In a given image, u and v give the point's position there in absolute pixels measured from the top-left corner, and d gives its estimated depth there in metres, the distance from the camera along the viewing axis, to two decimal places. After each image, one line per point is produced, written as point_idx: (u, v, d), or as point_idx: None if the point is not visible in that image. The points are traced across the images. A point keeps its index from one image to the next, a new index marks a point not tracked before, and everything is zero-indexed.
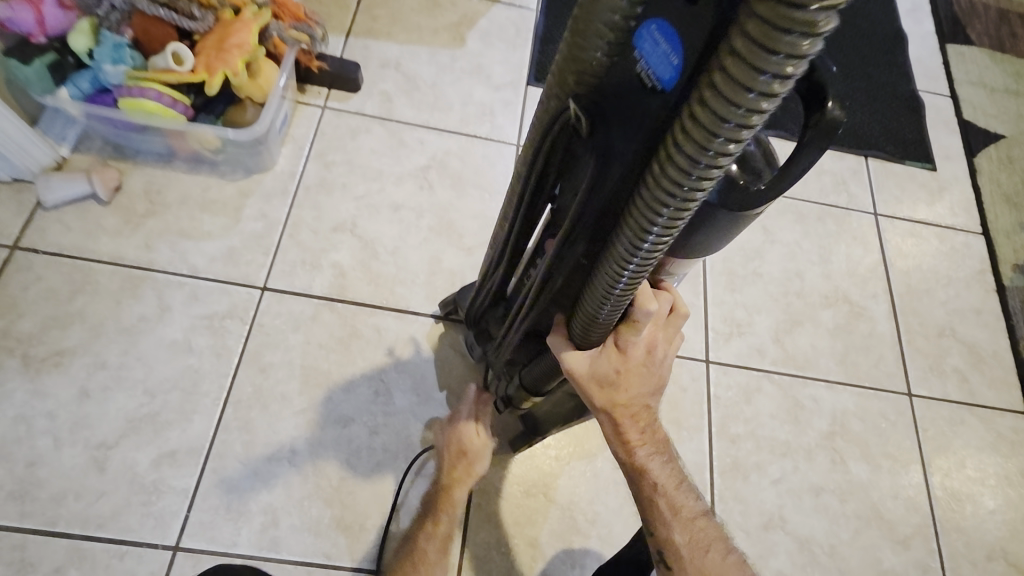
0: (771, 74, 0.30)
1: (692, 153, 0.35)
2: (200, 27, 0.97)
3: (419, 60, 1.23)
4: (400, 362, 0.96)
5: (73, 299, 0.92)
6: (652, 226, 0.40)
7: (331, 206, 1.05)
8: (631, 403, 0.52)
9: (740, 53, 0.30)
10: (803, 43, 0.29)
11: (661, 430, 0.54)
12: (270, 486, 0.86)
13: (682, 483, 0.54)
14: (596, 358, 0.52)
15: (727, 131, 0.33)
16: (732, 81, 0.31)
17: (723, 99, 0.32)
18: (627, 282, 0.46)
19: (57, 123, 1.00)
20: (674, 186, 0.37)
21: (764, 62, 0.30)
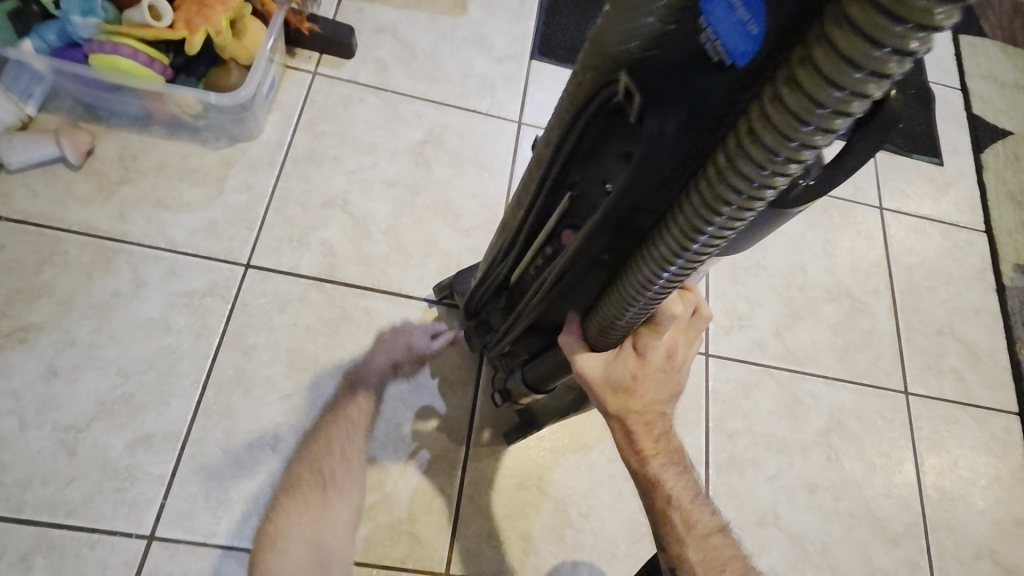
0: (891, 49, 0.27)
1: (779, 136, 0.32)
2: None
3: (417, 27, 1.15)
4: (392, 347, 0.92)
5: (40, 271, 0.86)
6: (716, 217, 0.37)
7: (320, 180, 0.99)
8: (646, 411, 0.48)
9: (858, 27, 0.27)
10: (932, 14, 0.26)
11: (674, 438, 0.51)
12: (252, 474, 0.82)
13: (695, 495, 0.50)
14: (612, 361, 0.49)
15: (822, 116, 0.30)
16: (842, 61, 0.28)
17: (826, 81, 0.29)
18: (670, 277, 0.42)
19: (22, 79, 0.92)
20: (749, 178, 0.34)
21: (888, 34, 0.26)
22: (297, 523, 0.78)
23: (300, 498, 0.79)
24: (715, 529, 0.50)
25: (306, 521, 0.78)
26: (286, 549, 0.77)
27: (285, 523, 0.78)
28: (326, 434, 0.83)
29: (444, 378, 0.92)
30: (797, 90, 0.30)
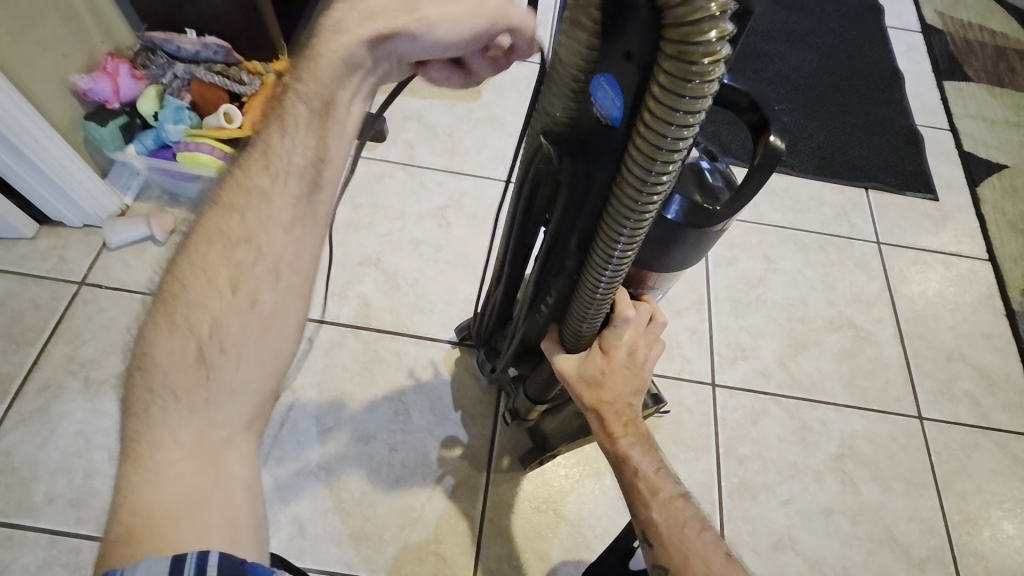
0: (683, 112, 0.37)
1: (639, 176, 0.42)
2: (248, 90, 1.12)
3: (439, 112, 1.35)
4: (419, 384, 1.03)
5: (130, 328, 1.03)
6: (618, 239, 0.47)
7: (358, 243, 1.16)
8: (615, 400, 0.58)
9: (658, 99, 0.37)
10: (702, 87, 0.35)
11: (643, 423, 0.60)
12: (297, 498, 0.93)
13: (661, 470, 0.57)
14: (584, 361, 0.60)
15: (662, 156, 0.40)
16: (658, 118, 0.38)
17: (654, 132, 0.39)
18: (605, 288, 0.52)
19: (123, 175, 1.14)
20: (631, 203, 0.44)
21: (676, 103, 0.36)
22: (175, 418, 0.43)
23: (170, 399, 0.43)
24: (680, 497, 0.56)
25: (180, 406, 0.43)
26: (171, 454, 0.42)
27: (150, 422, 0.43)
28: (180, 293, 0.44)
29: (465, 410, 1.02)
30: (639, 139, 0.40)
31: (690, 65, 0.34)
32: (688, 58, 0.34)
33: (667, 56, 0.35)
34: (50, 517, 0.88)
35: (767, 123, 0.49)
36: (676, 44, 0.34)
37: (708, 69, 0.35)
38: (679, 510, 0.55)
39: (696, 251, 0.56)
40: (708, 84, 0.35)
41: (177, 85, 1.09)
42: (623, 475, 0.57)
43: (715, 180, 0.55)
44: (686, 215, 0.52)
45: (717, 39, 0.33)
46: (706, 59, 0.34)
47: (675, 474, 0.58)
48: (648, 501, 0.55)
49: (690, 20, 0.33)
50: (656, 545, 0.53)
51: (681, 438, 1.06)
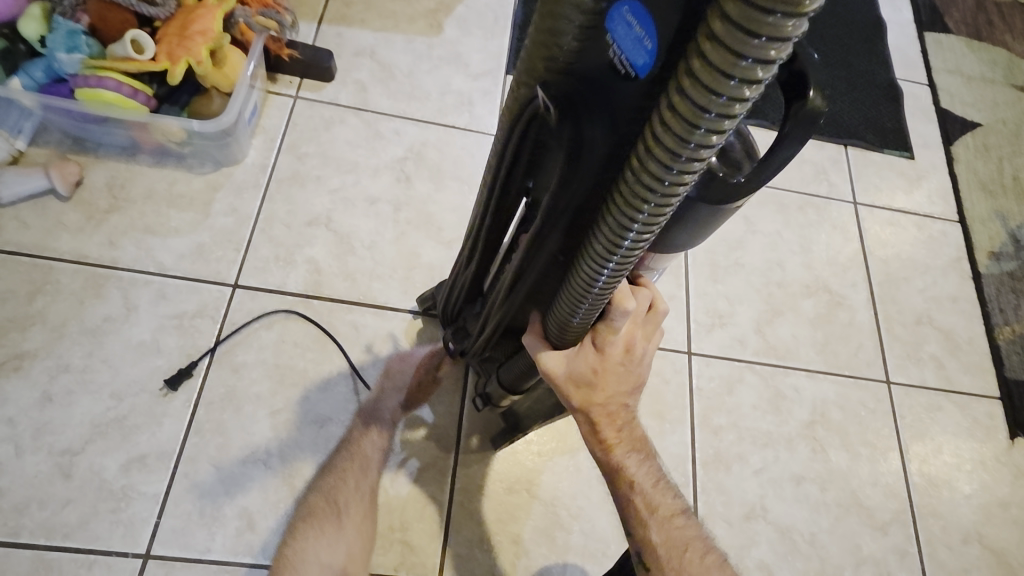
0: (752, 60, 0.27)
1: (671, 146, 0.32)
2: (161, 13, 0.92)
3: (395, 48, 1.19)
4: (379, 359, 0.94)
5: (33, 300, 0.88)
6: (632, 223, 0.38)
7: (304, 200, 1.02)
8: (608, 403, 0.52)
9: (720, 39, 0.27)
10: (786, 25, 0.26)
11: (637, 429, 0.55)
12: (244, 490, 0.83)
13: (659, 481, 0.54)
14: (573, 357, 0.52)
15: (709, 121, 0.30)
16: (715, 67, 0.28)
17: (704, 86, 0.29)
18: (606, 281, 0.44)
19: (12, 114, 0.95)
20: (656, 182, 0.35)
21: (745, 46, 0.27)
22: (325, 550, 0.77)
23: (319, 527, 0.78)
24: (679, 513, 0.54)
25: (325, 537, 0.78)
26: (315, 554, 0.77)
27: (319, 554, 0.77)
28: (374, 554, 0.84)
29: None
30: (681, 98, 0.30)
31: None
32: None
33: None
34: None
35: (802, 75, 0.40)
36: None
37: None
38: (676, 528, 0.53)
39: (706, 228, 0.47)
40: (795, 21, 0.26)
41: (69, 4, 0.89)
42: (618, 490, 0.54)
43: (727, 135, 0.46)
44: (699, 188, 0.43)
45: None
46: None
47: (670, 482, 0.56)
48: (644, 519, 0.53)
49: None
50: (653, 566, 0.52)
51: (657, 410, 1.02)
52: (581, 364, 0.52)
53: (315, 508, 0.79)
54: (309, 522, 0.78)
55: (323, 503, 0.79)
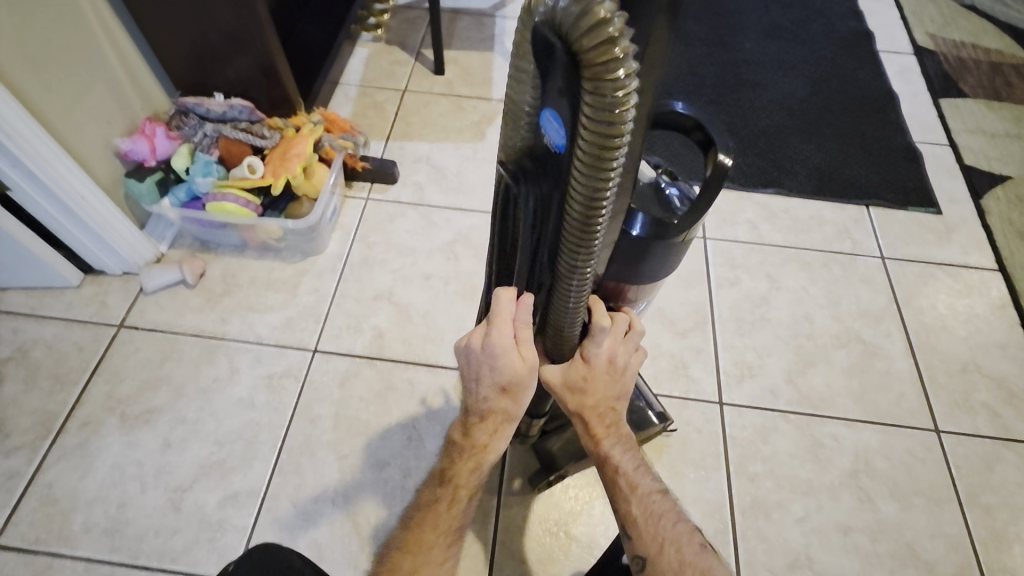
0: (607, 139, 0.41)
1: (580, 198, 0.46)
2: (269, 143, 1.22)
3: (447, 154, 1.45)
4: (431, 411, 1.08)
5: (163, 365, 1.11)
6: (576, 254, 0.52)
7: (372, 279, 1.24)
8: (598, 404, 0.65)
9: (585, 128, 0.41)
10: (620, 118, 0.40)
11: (622, 423, 0.67)
12: (316, 523, 0.97)
13: (640, 466, 0.66)
14: (568, 368, 0.66)
15: (597, 178, 0.44)
16: (588, 145, 0.42)
17: (586, 159, 0.43)
18: (575, 297, 0.57)
19: (159, 226, 1.25)
20: (580, 222, 0.48)
21: (599, 132, 0.41)
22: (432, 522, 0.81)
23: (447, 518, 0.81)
24: (657, 492, 0.65)
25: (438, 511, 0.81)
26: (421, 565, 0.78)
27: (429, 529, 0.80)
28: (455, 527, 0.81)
29: None
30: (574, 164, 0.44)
31: (606, 98, 0.39)
32: (603, 93, 0.39)
33: (587, 93, 0.40)
34: (86, 545, 0.94)
35: (712, 142, 0.55)
36: (591, 81, 0.39)
37: (622, 102, 0.39)
38: (656, 507, 0.63)
39: (667, 258, 0.60)
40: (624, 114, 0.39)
41: (206, 143, 1.19)
42: (606, 473, 0.66)
43: (681, 204, 0.60)
44: (649, 230, 0.56)
45: (625, 76, 0.38)
46: (617, 94, 0.38)
47: (651, 470, 0.66)
48: (627, 498, 0.64)
49: (599, 63, 0.38)
50: (634, 537, 0.62)
51: (690, 457, 1.07)
52: (573, 371, 0.66)
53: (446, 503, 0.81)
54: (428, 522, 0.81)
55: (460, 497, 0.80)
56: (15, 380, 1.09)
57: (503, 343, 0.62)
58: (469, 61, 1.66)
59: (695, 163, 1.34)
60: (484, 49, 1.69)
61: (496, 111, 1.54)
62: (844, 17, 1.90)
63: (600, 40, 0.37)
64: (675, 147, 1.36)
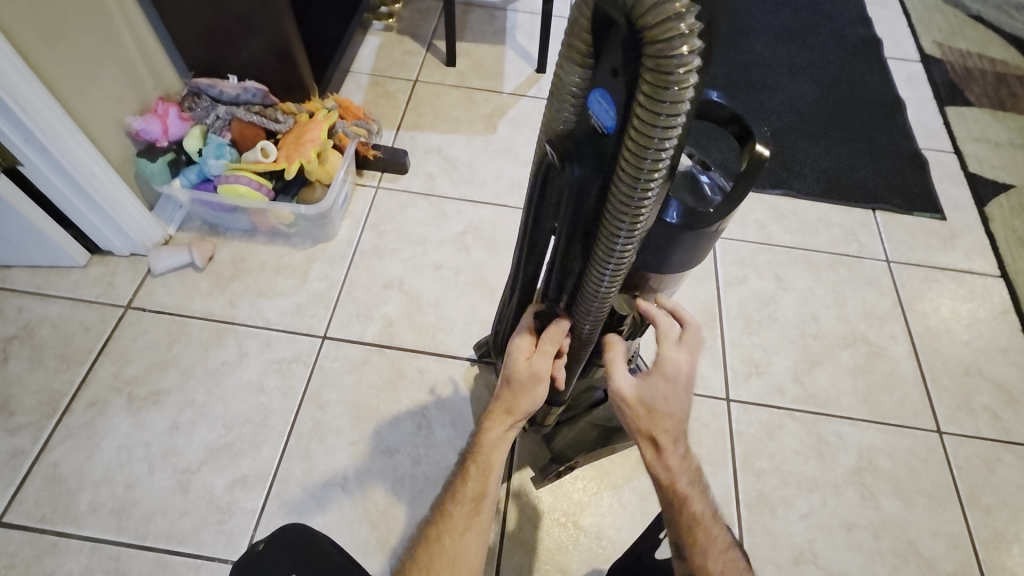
0: (664, 116, 0.42)
1: (629, 176, 0.47)
2: (283, 128, 1.22)
3: (458, 145, 1.45)
4: (441, 400, 1.08)
5: (171, 348, 1.10)
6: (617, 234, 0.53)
7: (383, 267, 1.23)
8: (677, 438, 0.66)
9: (641, 105, 0.42)
10: (680, 95, 0.40)
11: (693, 468, 0.68)
12: (325, 509, 0.97)
13: (713, 516, 0.67)
14: (646, 384, 0.66)
15: (648, 156, 0.45)
16: (643, 123, 0.43)
17: (641, 136, 0.44)
18: (611, 275, 0.58)
19: (168, 208, 1.24)
20: (625, 202, 0.49)
21: (657, 109, 0.41)
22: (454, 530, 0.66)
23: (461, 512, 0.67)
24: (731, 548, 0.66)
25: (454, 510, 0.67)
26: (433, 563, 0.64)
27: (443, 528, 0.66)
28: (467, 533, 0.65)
29: None
30: (629, 142, 0.45)
31: (667, 76, 0.39)
32: (666, 69, 0.39)
33: (648, 70, 0.41)
34: (92, 526, 0.93)
35: (750, 132, 0.56)
36: (653, 58, 0.39)
37: (683, 80, 0.40)
38: (731, 561, 0.65)
39: (694, 249, 0.61)
40: (684, 92, 0.40)
41: (218, 125, 1.18)
42: (680, 518, 0.66)
43: (714, 193, 0.60)
44: (682, 219, 0.57)
45: (689, 53, 0.38)
46: (679, 71, 0.39)
47: (722, 522, 0.68)
48: (703, 550, 0.64)
49: (663, 39, 0.38)
50: None
51: (697, 451, 1.08)
52: (654, 392, 0.65)
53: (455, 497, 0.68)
54: (456, 528, 0.66)
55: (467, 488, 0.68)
56: (20, 358, 1.07)
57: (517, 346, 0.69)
58: (481, 53, 1.66)
59: (729, 150, 1.36)
60: (496, 42, 1.69)
61: (508, 104, 1.54)
62: (853, 23, 1.91)
63: (665, 17, 0.37)
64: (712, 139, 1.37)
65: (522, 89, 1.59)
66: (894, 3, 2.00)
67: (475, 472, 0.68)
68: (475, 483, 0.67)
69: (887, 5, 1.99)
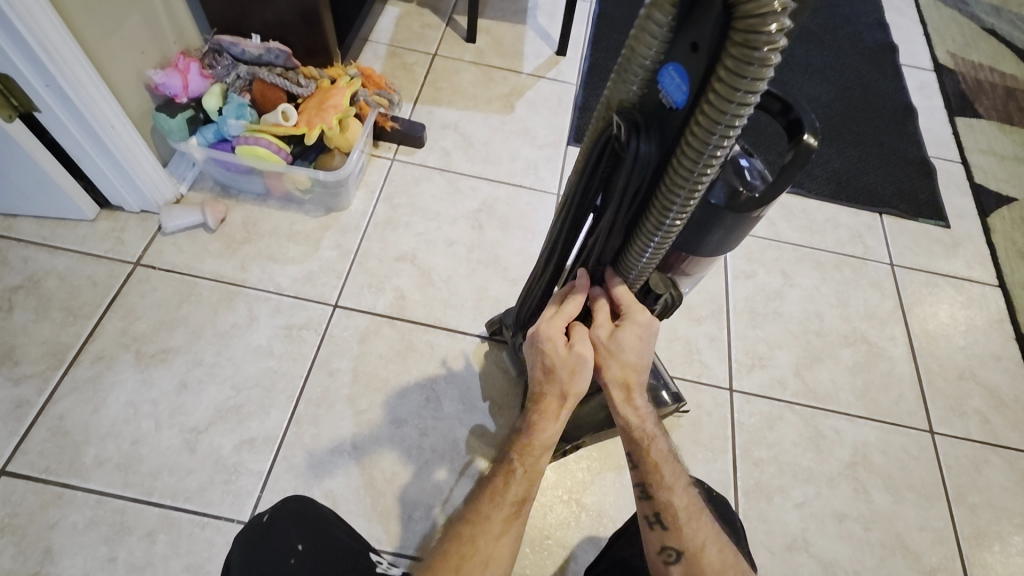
0: (742, 92, 0.46)
1: (696, 148, 0.51)
2: (305, 92, 1.20)
3: (475, 123, 1.44)
4: (451, 373, 1.09)
5: (180, 307, 1.09)
6: (672, 205, 0.58)
7: (395, 240, 1.23)
8: (639, 377, 0.67)
9: (722, 80, 0.46)
10: (761, 72, 0.44)
11: (654, 411, 0.70)
12: (332, 474, 0.97)
13: (673, 457, 0.69)
14: (624, 334, 0.67)
15: (719, 131, 0.49)
16: (720, 98, 0.47)
17: (716, 109, 0.47)
18: (657, 245, 0.64)
19: (181, 165, 1.22)
20: (688, 173, 0.54)
21: (737, 84, 0.45)
22: (492, 531, 0.64)
23: (498, 515, 0.65)
24: (689, 486, 0.69)
25: (490, 508, 0.66)
26: (477, 559, 0.62)
27: (480, 527, 0.64)
28: (504, 533, 0.64)
29: (494, 401, 1.07)
30: (702, 116, 0.49)
31: (754, 51, 0.43)
32: (752, 45, 0.43)
33: (734, 45, 0.44)
34: (98, 478, 0.93)
35: (800, 123, 0.56)
36: (743, 33, 0.43)
37: (766, 58, 0.43)
38: (691, 498, 0.68)
39: (732, 233, 0.65)
40: (765, 69, 0.44)
41: (238, 85, 1.17)
42: (646, 460, 0.68)
43: (753, 179, 0.63)
44: (725, 201, 0.61)
45: (777, 30, 0.42)
46: (765, 47, 0.42)
47: (680, 460, 0.70)
48: (668, 486, 0.67)
49: (755, 15, 0.41)
50: (675, 527, 0.65)
51: (697, 438, 1.10)
52: (627, 342, 0.66)
53: (489, 499, 0.67)
54: (492, 530, 0.64)
55: (502, 490, 0.67)
56: (26, 309, 1.06)
57: (547, 330, 0.69)
58: (501, 32, 1.64)
59: (778, 132, 1.42)
60: (517, 21, 1.67)
61: (526, 85, 1.53)
62: (871, 28, 1.92)
63: None
64: (755, 130, 1.43)
65: (541, 70, 1.58)
66: (911, 11, 2.01)
67: (520, 474, 0.67)
68: (516, 485, 0.66)
69: (904, 12, 2.00)
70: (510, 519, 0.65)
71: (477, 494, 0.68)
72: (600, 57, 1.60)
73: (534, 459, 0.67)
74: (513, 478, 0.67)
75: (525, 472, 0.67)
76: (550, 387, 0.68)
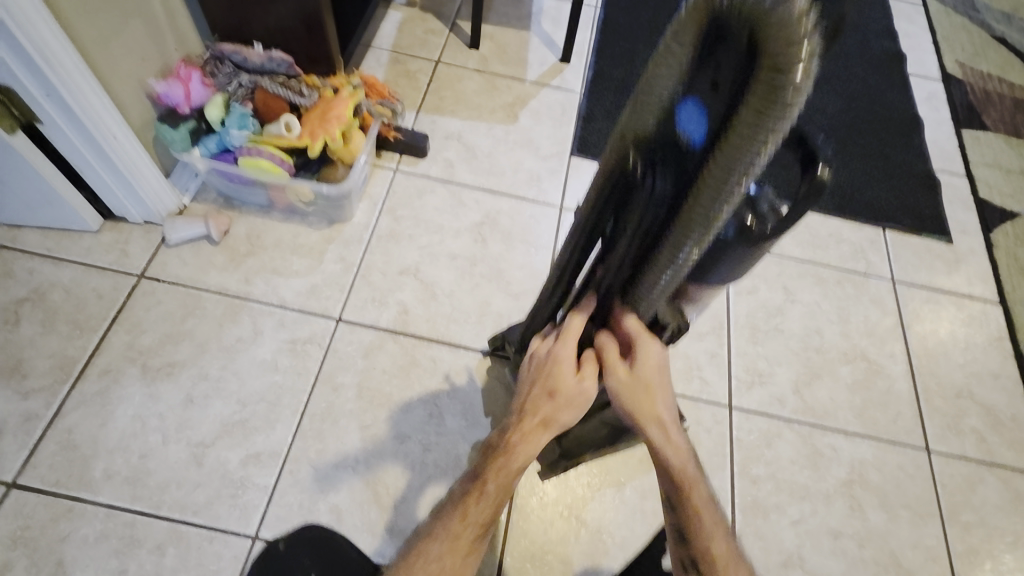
0: (765, 139, 0.46)
1: (715, 188, 0.52)
2: (307, 102, 1.20)
3: (478, 133, 1.44)
4: (453, 389, 1.10)
5: (185, 320, 1.10)
6: (686, 240, 0.58)
7: (398, 253, 1.24)
8: (665, 419, 0.69)
9: (744, 126, 0.46)
10: (785, 121, 0.45)
11: (692, 454, 0.70)
12: (336, 489, 0.99)
13: (712, 503, 0.70)
14: (642, 374, 0.69)
15: (739, 173, 0.49)
16: (742, 143, 0.47)
17: (738, 153, 0.48)
18: (668, 277, 0.64)
19: (184, 177, 1.23)
20: (704, 211, 0.54)
21: (761, 131, 0.46)
22: (453, 543, 0.66)
23: (462, 531, 0.67)
24: (728, 531, 0.70)
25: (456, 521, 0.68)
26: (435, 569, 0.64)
27: (447, 538, 0.66)
28: (465, 550, 0.66)
29: (495, 417, 1.08)
30: (722, 158, 0.49)
31: (777, 102, 0.43)
32: (777, 96, 0.43)
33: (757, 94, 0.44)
34: (107, 492, 0.94)
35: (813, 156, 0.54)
36: (766, 83, 0.43)
37: (790, 107, 0.44)
38: (730, 544, 0.69)
39: (738, 262, 0.64)
40: (789, 118, 0.44)
41: (241, 94, 1.17)
42: (684, 506, 0.69)
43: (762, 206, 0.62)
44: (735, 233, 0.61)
45: (802, 83, 0.43)
46: (790, 99, 0.43)
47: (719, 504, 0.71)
48: (708, 534, 0.68)
49: (780, 66, 0.42)
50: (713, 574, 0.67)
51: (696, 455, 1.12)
52: (653, 383, 0.69)
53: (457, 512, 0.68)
54: (454, 543, 0.66)
55: (471, 507, 0.68)
56: (34, 321, 1.07)
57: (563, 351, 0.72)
58: (506, 39, 1.63)
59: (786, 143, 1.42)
60: (522, 28, 1.66)
61: (531, 94, 1.53)
62: (878, 36, 1.91)
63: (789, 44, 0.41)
64: None
65: (546, 78, 1.57)
66: (920, 19, 2.00)
67: (490, 492, 0.68)
68: (484, 504, 0.68)
69: (912, 20, 1.99)
70: (473, 538, 0.67)
71: (451, 505, 0.70)
72: (605, 66, 1.59)
73: (506, 478, 0.69)
74: (484, 496, 0.68)
75: (495, 491, 0.68)
76: (542, 412, 0.70)
